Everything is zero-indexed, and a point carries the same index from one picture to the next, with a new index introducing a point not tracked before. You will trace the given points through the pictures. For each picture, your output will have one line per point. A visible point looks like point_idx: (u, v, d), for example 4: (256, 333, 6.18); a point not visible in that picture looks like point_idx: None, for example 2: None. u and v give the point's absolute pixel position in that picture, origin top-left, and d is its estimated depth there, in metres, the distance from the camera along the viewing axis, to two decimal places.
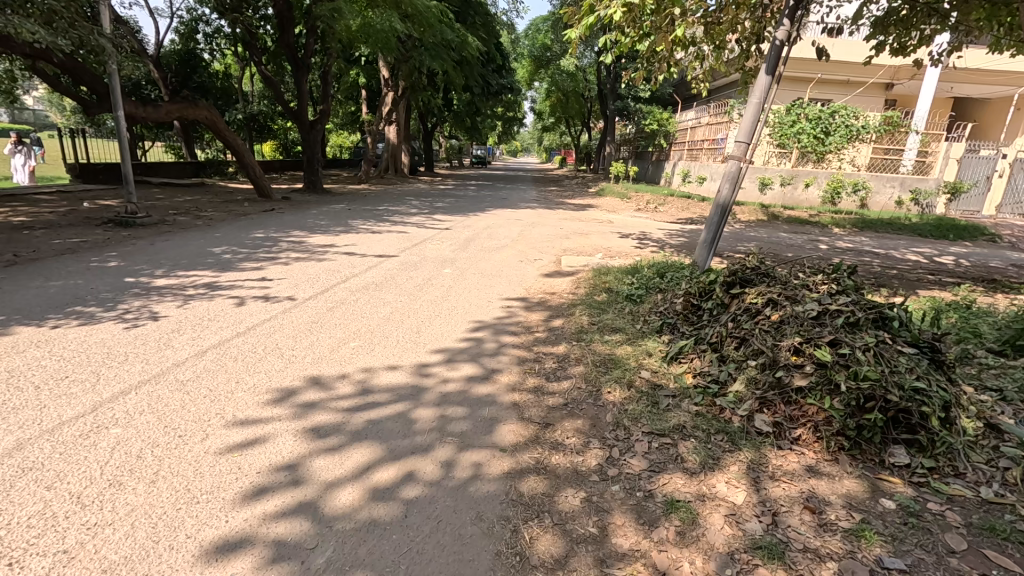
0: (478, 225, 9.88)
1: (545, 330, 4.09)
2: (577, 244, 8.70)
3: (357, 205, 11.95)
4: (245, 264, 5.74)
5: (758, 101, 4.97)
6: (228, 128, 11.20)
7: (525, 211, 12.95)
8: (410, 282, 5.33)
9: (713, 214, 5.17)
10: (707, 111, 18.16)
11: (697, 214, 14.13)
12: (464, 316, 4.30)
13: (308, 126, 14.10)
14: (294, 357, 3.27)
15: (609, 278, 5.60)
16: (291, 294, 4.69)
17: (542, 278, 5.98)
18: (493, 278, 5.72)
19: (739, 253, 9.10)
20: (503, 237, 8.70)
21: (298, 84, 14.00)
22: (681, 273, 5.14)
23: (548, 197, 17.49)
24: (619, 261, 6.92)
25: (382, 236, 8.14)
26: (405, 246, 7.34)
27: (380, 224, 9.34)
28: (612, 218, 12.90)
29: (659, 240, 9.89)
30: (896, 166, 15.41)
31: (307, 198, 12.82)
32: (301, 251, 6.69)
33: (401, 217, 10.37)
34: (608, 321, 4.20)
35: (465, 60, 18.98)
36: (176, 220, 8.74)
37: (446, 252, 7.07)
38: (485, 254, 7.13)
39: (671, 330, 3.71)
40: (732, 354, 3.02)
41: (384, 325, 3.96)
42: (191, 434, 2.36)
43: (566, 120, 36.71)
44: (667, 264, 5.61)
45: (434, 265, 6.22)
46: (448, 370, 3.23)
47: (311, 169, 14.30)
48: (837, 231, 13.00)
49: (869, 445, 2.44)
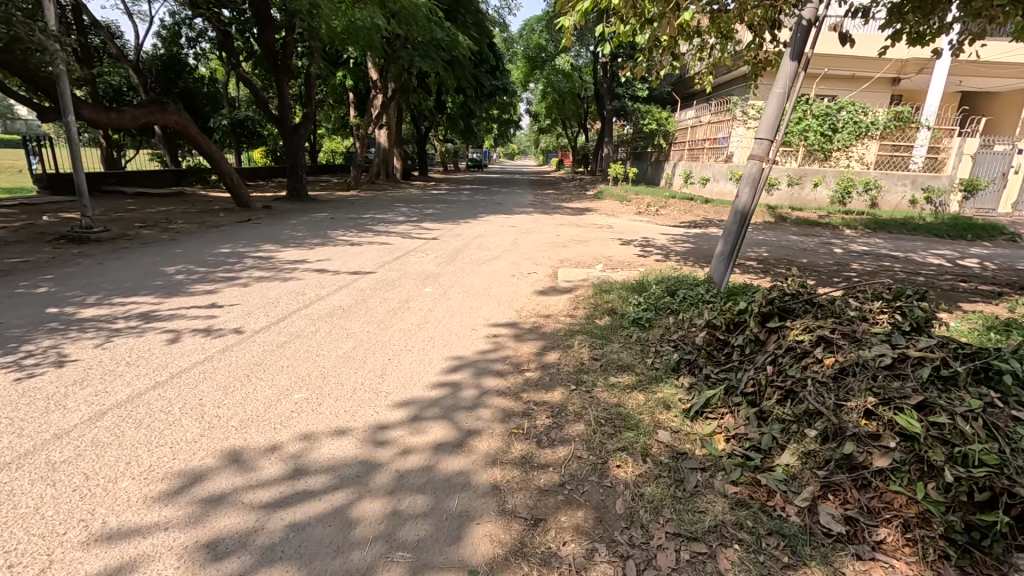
0: (468, 234, 9.21)
1: (537, 369, 3.39)
2: (575, 253, 8.02)
3: (341, 214, 11.27)
4: (197, 286, 5.05)
5: (783, 92, 4.29)
6: (201, 133, 10.50)
7: (520, 216, 12.29)
8: (383, 306, 4.62)
9: (731, 221, 4.50)
10: (708, 109, 17.51)
11: (701, 217, 13.48)
12: (440, 352, 3.60)
13: (291, 130, 13.40)
14: (216, 421, 2.57)
15: (612, 296, 4.92)
16: (239, 326, 3.98)
17: (535, 296, 5.28)
18: (480, 299, 5.02)
19: (750, 260, 8.43)
20: (495, 246, 8.04)
21: (279, 87, 13.32)
22: (695, 292, 4.45)
23: (544, 201, 16.84)
24: (622, 274, 6.22)
25: (362, 249, 7.45)
26: (386, 260, 6.66)
27: (361, 234, 8.67)
28: (611, 222, 12.25)
29: (663, 247, 9.22)
30: (906, 163, 14.75)
31: (289, 207, 12.14)
32: (266, 268, 6.00)
33: (386, 226, 9.70)
34: (613, 355, 3.50)
35: (456, 61, 18.36)
36: (139, 233, 8.05)
37: (430, 267, 6.38)
38: (473, 269, 6.44)
39: (691, 371, 3.01)
40: (777, 411, 2.33)
41: (341, 368, 3.26)
42: (28, 564, 1.67)
43: (563, 122, 36.12)
44: (678, 280, 4.92)
45: (414, 283, 5.52)
46: (410, 434, 2.54)
47: (294, 176, 13.63)
48: (849, 232, 12.34)
49: (987, 557, 1.73)
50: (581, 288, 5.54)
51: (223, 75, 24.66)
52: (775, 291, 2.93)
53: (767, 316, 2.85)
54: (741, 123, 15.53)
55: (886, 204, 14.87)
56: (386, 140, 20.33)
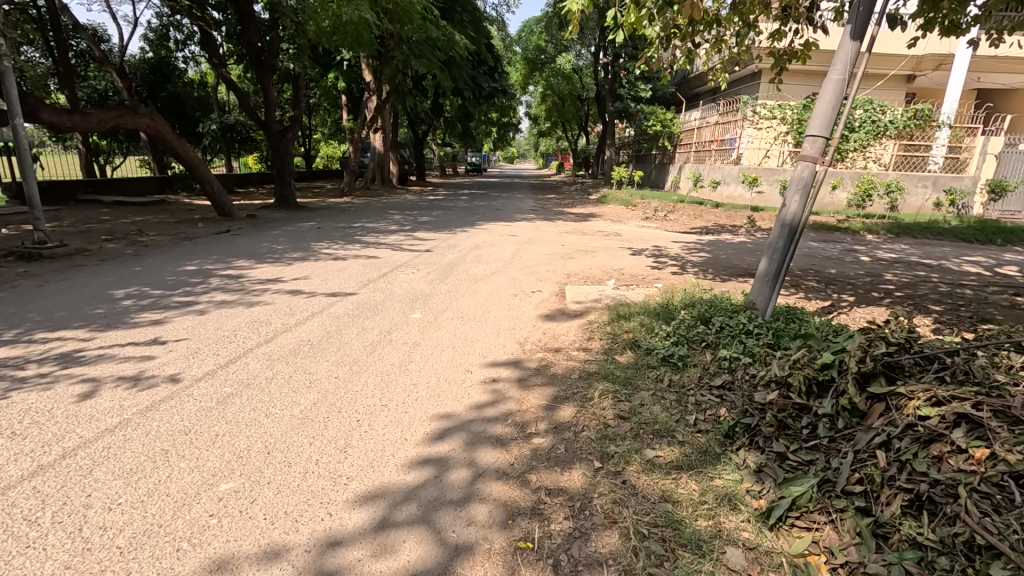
0: (465, 244, 8.46)
1: (548, 434, 2.63)
2: (583, 266, 7.28)
3: (329, 223, 10.54)
4: (143, 316, 4.29)
5: (841, 78, 3.54)
6: (177, 137, 9.74)
7: (521, 223, 11.58)
8: (361, 340, 3.87)
9: (777, 236, 3.76)
10: (715, 109, 16.81)
11: (712, 223, 12.75)
12: (423, 409, 2.83)
13: (277, 134, 12.66)
14: (94, 540, 1.80)
15: (631, 323, 4.17)
16: (176, 372, 3.21)
17: (540, 322, 4.52)
18: (478, 328, 4.26)
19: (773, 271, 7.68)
20: (494, 259, 7.32)
21: (264, 88, 12.56)
22: (735, 321, 3.70)
23: (546, 206, 16.13)
24: (639, 292, 5.45)
25: (346, 264, 6.68)
26: (371, 278, 5.91)
27: (348, 246, 7.94)
28: (619, 229, 11.55)
29: (677, 257, 8.46)
30: (924, 164, 14.06)
31: (275, 215, 11.41)
32: (231, 290, 5.23)
33: (376, 236, 8.96)
34: (645, 413, 2.76)
35: (453, 61, 17.71)
36: (102, 248, 7.29)
37: (420, 285, 5.61)
38: (469, 287, 5.68)
39: (756, 444, 2.27)
40: (914, 534, 1.59)
41: (292, 437, 2.50)
42: None
43: (563, 124, 35.45)
44: (709, 303, 4.18)
45: (400, 307, 4.76)
46: (374, 556, 1.79)
47: (282, 182, 12.88)
48: (871, 238, 11.61)
49: None
50: (594, 311, 4.77)
51: (214, 78, 23.95)
52: (875, 341, 2.18)
53: (869, 376, 2.11)
54: (751, 123, 14.82)
55: (908, 207, 14.09)
56: (382, 144, 19.66)
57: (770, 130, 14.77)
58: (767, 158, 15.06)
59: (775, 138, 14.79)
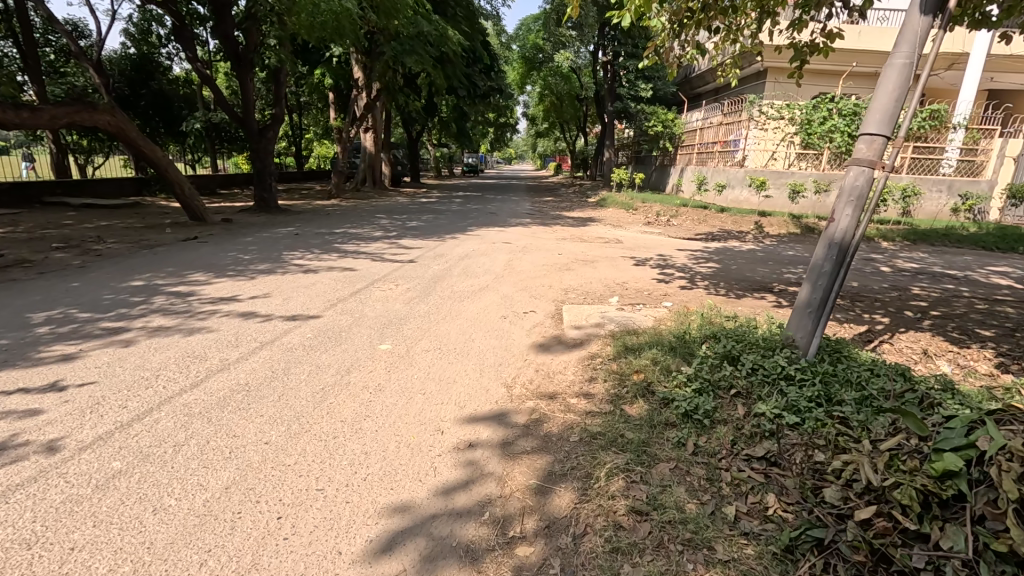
0: (452, 253, 7.75)
1: (538, 540, 1.93)
2: (582, 279, 6.59)
3: (309, 228, 9.81)
4: (53, 348, 3.57)
5: (907, 61, 2.84)
6: (141, 135, 8.99)
7: (515, 229, 10.88)
8: (312, 384, 3.15)
9: (820, 258, 3.08)
10: (719, 109, 16.13)
11: (717, 229, 12.11)
12: (368, 499, 2.11)
13: (256, 133, 11.94)
14: None
15: (641, 360, 3.44)
16: (56, 436, 2.48)
17: (532, 355, 3.79)
18: (458, 363, 3.56)
19: (790, 285, 7.00)
20: (484, 271, 6.62)
21: (242, 84, 11.77)
22: (770, 362, 3.02)
23: (543, 210, 15.43)
24: (648, 314, 4.75)
25: (316, 277, 5.95)
26: (341, 295, 5.19)
27: (323, 255, 7.23)
28: (620, 235, 10.87)
29: (684, 268, 7.77)
30: (935, 166, 13.47)
31: (252, 220, 10.69)
32: (174, 312, 4.49)
33: (357, 244, 8.25)
34: (669, 505, 2.07)
35: (446, 57, 16.98)
36: (46, 258, 6.53)
37: (395, 305, 4.90)
38: (452, 307, 4.97)
39: (833, 570, 1.68)
40: None
41: (179, 551, 1.80)
42: None
43: (562, 125, 34.78)
44: (735, 335, 3.49)
45: (368, 336, 4.03)
46: None
47: (262, 184, 12.12)
48: (887, 245, 10.98)
49: None
50: (596, 339, 4.07)
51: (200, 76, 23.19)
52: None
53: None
54: (756, 124, 14.18)
55: (922, 213, 13.48)
56: (373, 144, 18.92)
57: (777, 130, 14.16)
58: (773, 160, 14.36)
59: (782, 138, 14.16)
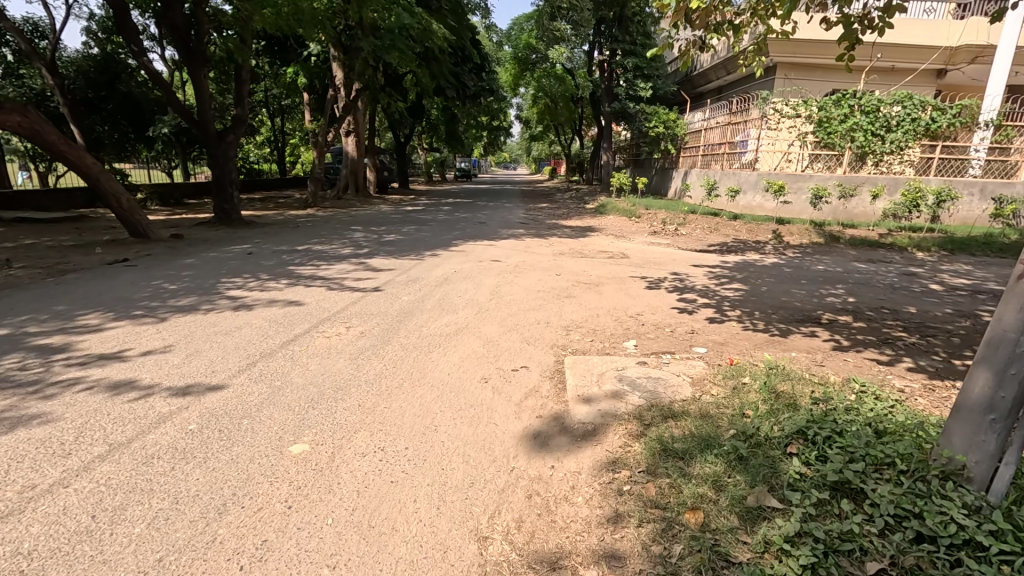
0: (430, 277, 6.46)
1: None
2: (588, 312, 5.31)
3: (268, 244, 8.50)
4: None
5: None
6: (63, 139, 7.66)
7: (507, 242, 9.62)
8: (145, 551, 1.85)
9: (1011, 328, 1.81)
10: (725, 108, 15.02)
11: (731, 238, 10.93)
12: None
13: (214, 137, 10.61)
14: None
15: (697, 484, 2.16)
16: None
17: (523, 461, 2.51)
18: (406, 484, 2.29)
19: (839, 315, 5.75)
20: (465, 302, 5.33)
21: (194, 80, 10.30)
22: (931, 509, 1.77)
23: (538, 218, 14.22)
24: (682, 376, 3.49)
25: (247, 317, 4.63)
26: (267, 348, 3.87)
27: (270, 282, 5.92)
28: (625, 248, 9.65)
29: (706, 291, 6.51)
30: (962, 169, 12.26)
31: (207, 235, 9.37)
32: (12, 385, 3.14)
33: (318, 266, 6.95)
34: None
35: (432, 54, 15.80)
36: None
37: (337, 365, 3.59)
38: (417, 362, 3.69)
39: None
40: None
41: None
42: None
43: (556, 126, 33.64)
44: (840, 436, 2.24)
45: (281, 426, 2.74)
46: None
47: (220, 194, 10.75)
48: (923, 256, 9.84)
49: None
50: (615, 424, 2.82)
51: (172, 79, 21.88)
52: None
53: None
54: (768, 123, 12.99)
55: (965, 220, 12.12)
56: (355, 148, 17.64)
57: (792, 129, 13.02)
58: (787, 162, 13.18)
59: (797, 138, 13.00)
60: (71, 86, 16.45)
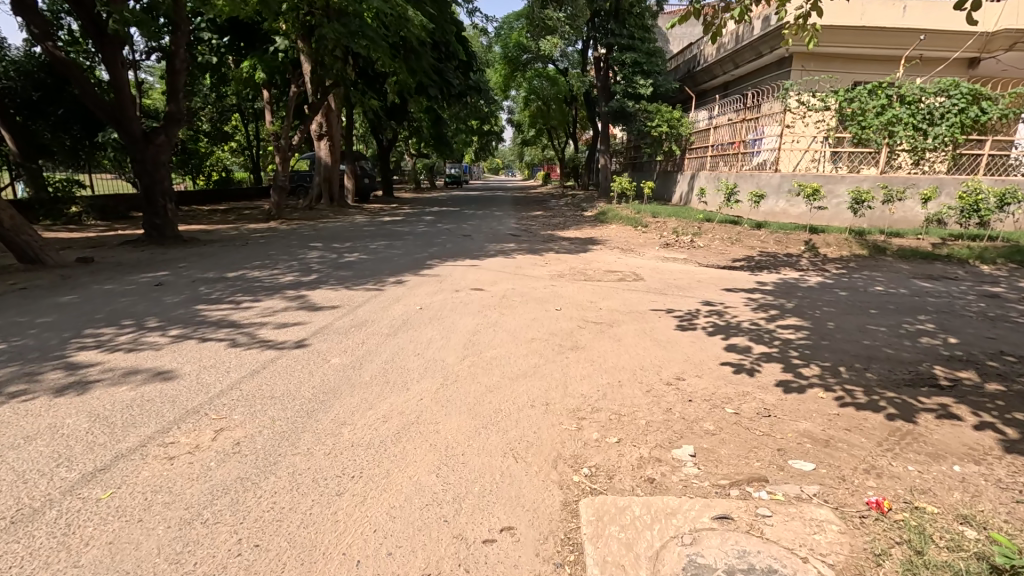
0: (383, 319, 4.74)
1: None
2: (605, 379, 3.58)
3: (190, 271, 6.76)
4: None
5: None
6: None
7: (493, 261, 7.92)
8: None
9: None
10: (736, 103, 13.52)
11: (758, 251, 9.31)
12: None
13: (140, 139, 8.86)
14: None
15: None
16: None
17: None
18: None
19: (958, 371, 4.03)
20: (424, 367, 3.61)
21: (112, 72, 8.53)
22: None
23: (531, 228, 12.57)
24: (812, 564, 1.81)
25: (63, 409, 2.89)
26: (38, 497, 2.13)
27: (151, 334, 4.18)
28: (637, 266, 7.97)
29: (757, 332, 4.82)
30: (1012, 168, 10.60)
31: (124, 258, 7.62)
32: None
33: (236, 303, 5.21)
34: None
35: (410, 47, 14.12)
36: None
37: (142, 549, 1.86)
38: (305, 531, 1.97)
39: None
40: None
41: None
42: None
43: (548, 130, 32.09)
44: None
45: None
46: None
47: (150, 207, 9.03)
48: (992, 271, 8.20)
49: None
50: None
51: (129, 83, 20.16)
52: None
53: None
54: (791, 118, 11.40)
55: None
56: (328, 153, 15.89)
57: (819, 124, 11.37)
58: (813, 162, 11.51)
59: (824, 134, 11.40)
60: (9, 85, 14.15)
